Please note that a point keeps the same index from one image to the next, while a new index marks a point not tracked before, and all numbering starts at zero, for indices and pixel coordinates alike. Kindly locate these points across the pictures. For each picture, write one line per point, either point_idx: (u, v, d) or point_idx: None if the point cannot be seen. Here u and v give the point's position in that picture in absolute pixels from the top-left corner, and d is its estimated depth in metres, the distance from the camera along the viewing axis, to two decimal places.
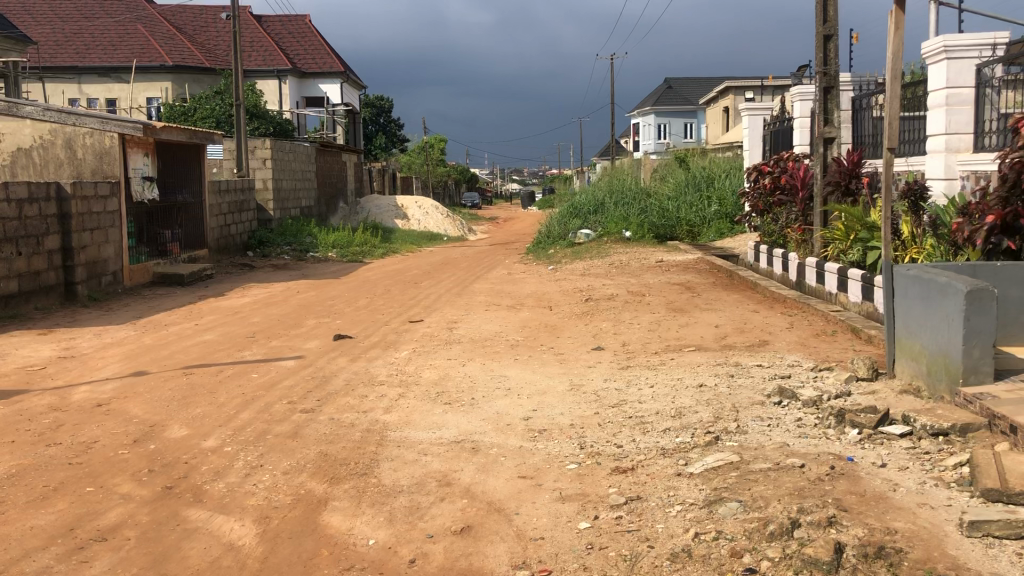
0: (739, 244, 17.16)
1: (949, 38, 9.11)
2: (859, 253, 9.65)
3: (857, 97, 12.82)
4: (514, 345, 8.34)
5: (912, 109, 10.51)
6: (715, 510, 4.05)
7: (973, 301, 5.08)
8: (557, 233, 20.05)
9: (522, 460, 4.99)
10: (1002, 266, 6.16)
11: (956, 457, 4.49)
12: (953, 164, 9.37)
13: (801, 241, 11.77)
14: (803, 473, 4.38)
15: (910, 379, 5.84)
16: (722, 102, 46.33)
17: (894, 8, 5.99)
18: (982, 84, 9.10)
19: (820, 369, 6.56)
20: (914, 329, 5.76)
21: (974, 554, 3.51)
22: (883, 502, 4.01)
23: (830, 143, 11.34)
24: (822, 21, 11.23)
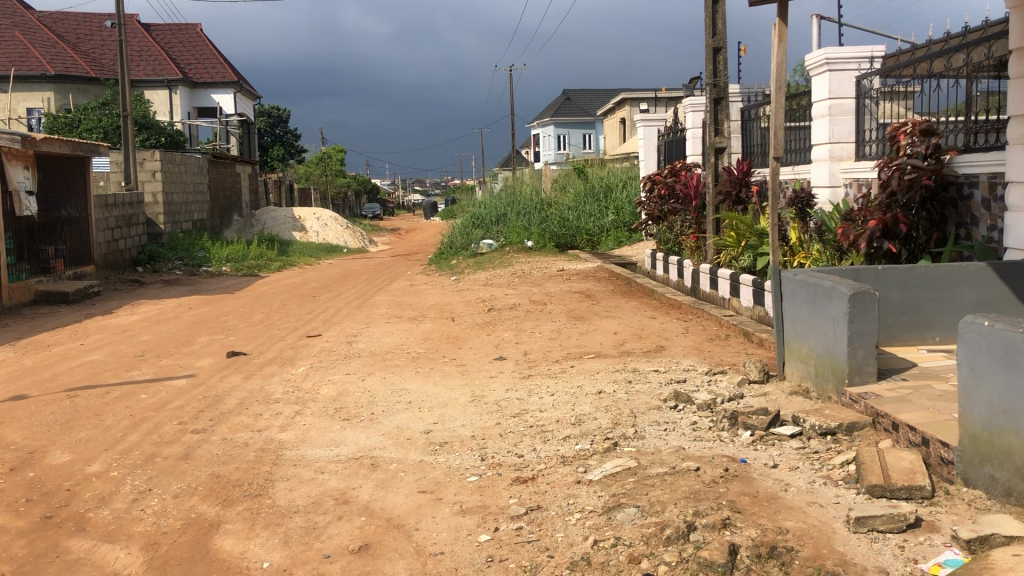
0: (636, 252, 17.44)
1: (832, 51, 9.53)
2: (749, 259, 9.95)
3: (744, 109, 13.22)
4: (414, 357, 8.27)
5: (798, 120, 10.88)
6: (614, 516, 4.09)
7: (856, 305, 5.25)
8: (459, 244, 20.05)
9: (421, 474, 4.94)
10: (883, 268, 6.39)
11: (843, 456, 4.65)
12: (836, 172, 9.70)
13: (695, 248, 12.13)
14: (699, 477, 4.45)
15: (800, 380, 6.02)
16: (618, 113, 47.19)
17: (778, 21, 6.20)
18: (862, 96, 9.43)
19: (714, 373, 6.72)
20: (802, 332, 5.95)
21: (860, 549, 3.64)
22: (774, 503, 4.12)
23: (720, 152, 11.64)
24: (712, 34, 11.51)
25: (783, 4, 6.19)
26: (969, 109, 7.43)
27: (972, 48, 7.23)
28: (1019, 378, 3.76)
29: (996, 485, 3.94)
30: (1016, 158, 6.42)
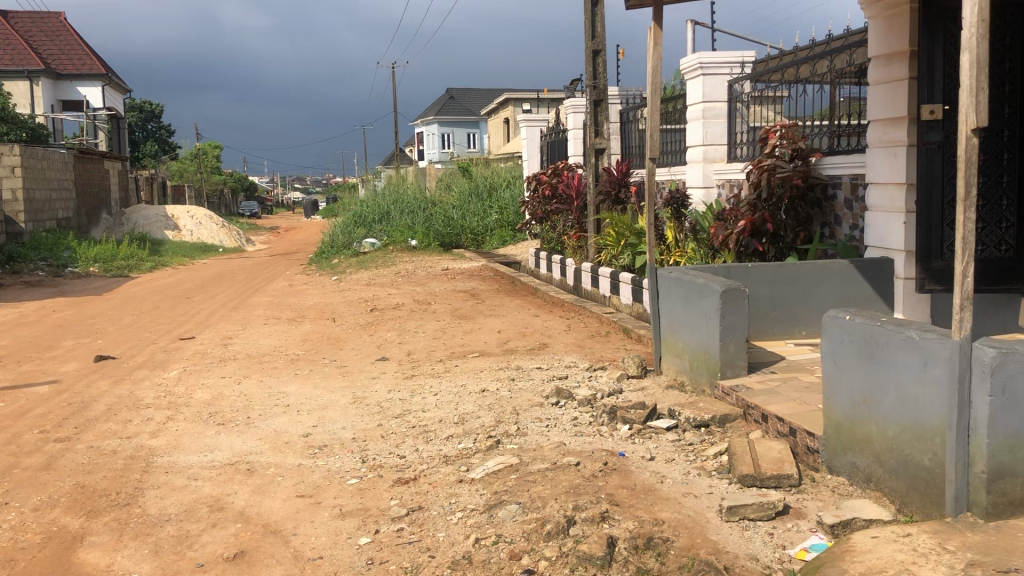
0: (520, 251, 17.57)
1: (704, 55, 9.76)
2: (628, 257, 10.17)
3: (623, 111, 13.50)
4: (294, 359, 8.10)
5: (674, 122, 11.18)
6: (495, 514, 4.10)
7: (728, 301, 5.43)
8: (341, 243, 19.76)
9: (300, 478, 4.83)
10: (753, 265, 6.65)
11: (716, 447, 4.80)
12: (709, 174, 10.04)
13: (577, 247, 12.30)
14: (578, 471, 4.52)
15: (675, 375, 6.19)
16: (501, 113, 47.47)
17: (653, 25, 6.34)
18: (733, 100, 9.73)
19: (594, 369, 6.83)
20: (677, 327, 6.12)
21: (732, 538, 3.77)
22: (651, 495, 4.22)
23: (600, 153, 11.84)
24: (591, 37, 11.71)
25: (659, 8, 6.34)
26: (831, 115, 7.77)
27: (836, 55, 7.58)
28: (877, 369, 3.96)
29: (857, 472, 4.14)
30: (876, 160, 6.75)
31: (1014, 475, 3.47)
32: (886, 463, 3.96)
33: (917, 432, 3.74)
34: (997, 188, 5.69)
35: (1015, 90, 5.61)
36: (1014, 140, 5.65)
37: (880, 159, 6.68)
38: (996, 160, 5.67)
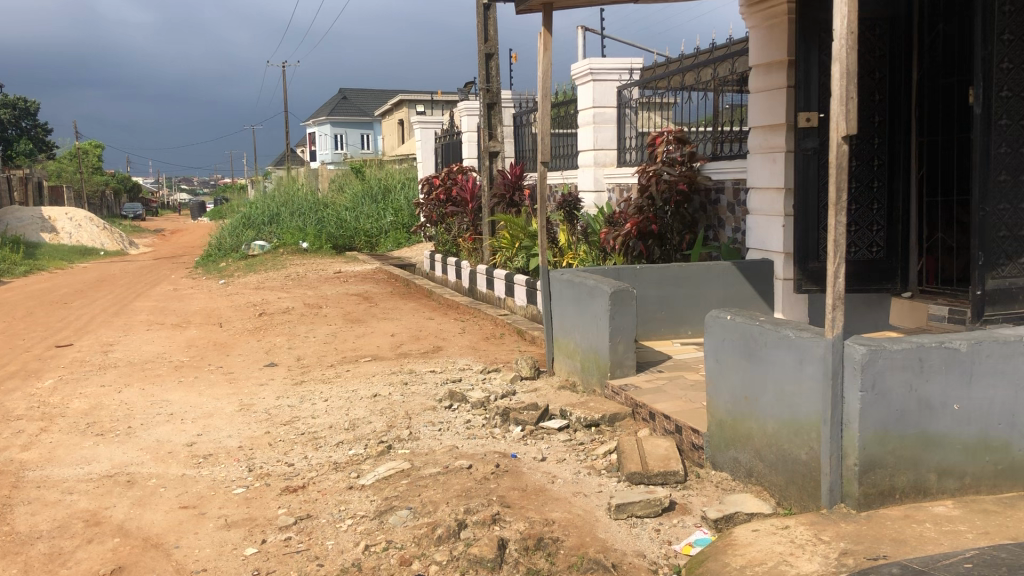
0: (415, 254, 17.47)
1: (595, 61, 10.00)
2: (523, 260, 10.22)
3: (516, 114, 13.60)
4: (178, 366, 7.84)
5: (565, 126, 11.34)
6: (386, 520, 4.06)
7: (616, 302, 5.52)
8: (228, 246, 19.26)
9: (183, 489, 4.68)
10: (640, 267, 6.79)
11: (606, 446, 4.88)
12: (600, 178, 10.20)
13: (472, 249, 12.31)
14: (470, 474, 4.52)
15: (567, 375, 6.27)
16: (395, 114, 47.17)
17: (542, 30, 6.40)
18: (623, 105, 9.91)
19: (488, 371, 6.85)
20: (568, 328, 6.19)
21: (620, 535, 3.84)
22: (542, 495, 4.25)
23: (494, 156, 11.88)
24: (484, 40, 11.76)
25: (547, 14, 6.40)
26: (715, 121, 8.01)
27: (719, 63, 7.81)
28: (757, 367, 4.11)
29: (739, 467, 4.28)
30: (757, 165, 6.99)
31: (882, 466, 3.64)
32: (765, 458, 4.10)
33: (794, 428, 3.88)
34: (868, 192, 5.95)
35: (884, 100, 5.89)
36: (883, 147, 5.92)
37: (760, 164, 6.94)
38: (868, 165, 5.93)
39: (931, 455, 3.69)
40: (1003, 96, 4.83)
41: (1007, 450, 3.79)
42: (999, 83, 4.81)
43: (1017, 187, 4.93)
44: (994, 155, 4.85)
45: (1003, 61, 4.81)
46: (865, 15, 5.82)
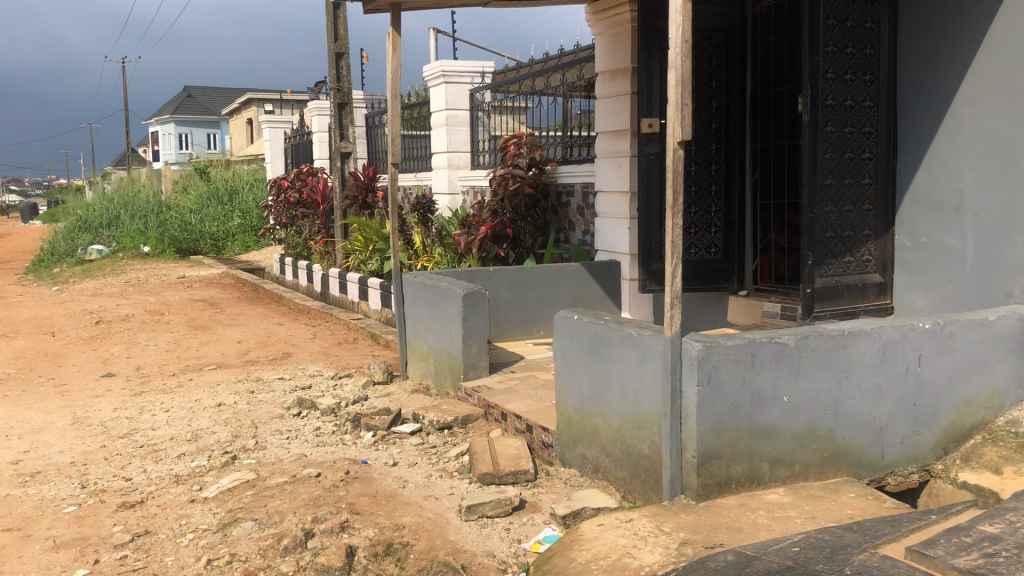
0: (265, 257, 17.00)
1: (447, 63, 9.98)
2: (377, 263, 10.07)
3: (368, 115, 13.48)
4: (3, 380, 7.33)
5: (417, 128, 11.31)
6: (229, 532, 3.93)
7: (468, 305, 5.54)
8: (62, 250, 18.17)
9: (7, 510, 4.38)
10: (493, 270, 6.82)
11: (458, 448, 4.89)
12: (454, 180, 10.23)
13: (324, 253, 12.08)
14: (318, 482, 4.44)
15: (420, 378, 6.25)
16: (243, 113, 45.77)
17: (391, 30, 6.36)
18: (475, 108, 9.95)
19: (339, 377, 6.73)
20: (421, 331, 6.17)
21: (470, 536, 3.86)
22: (392, 501, 4.22)
23: (346, 157, 11.66)
24: (334, 39, 11.59)
25: (396, 14, 6.37)
26: (565, 126, 8.16)
27: (567, 69, 7.96)
28: (601, 365, 4.22)
29: (586, 463, 4.38)
30: (604, 169, 7.18)
31: (719, 457, 3.80)
32: (611, 453, 4.21)
33: (638, 423, 4.00)
34: (707, 195, 6.20)
35: (721, 107, 6.15)
36: (720, 152, 6.18)
37: (607, 168, 7.13)
38: (706, 170, 6.17)
39: (763, 446, 3.88)
40: (827, 105, 5.11)
41: (832, 439, 4.03)
42: (824, 93, 5.09)
43: (842, 191, 5.22)
44: (821, 161, 5.12)
45: (827, 71, 5.09)
46: (703, 25, 6.06)
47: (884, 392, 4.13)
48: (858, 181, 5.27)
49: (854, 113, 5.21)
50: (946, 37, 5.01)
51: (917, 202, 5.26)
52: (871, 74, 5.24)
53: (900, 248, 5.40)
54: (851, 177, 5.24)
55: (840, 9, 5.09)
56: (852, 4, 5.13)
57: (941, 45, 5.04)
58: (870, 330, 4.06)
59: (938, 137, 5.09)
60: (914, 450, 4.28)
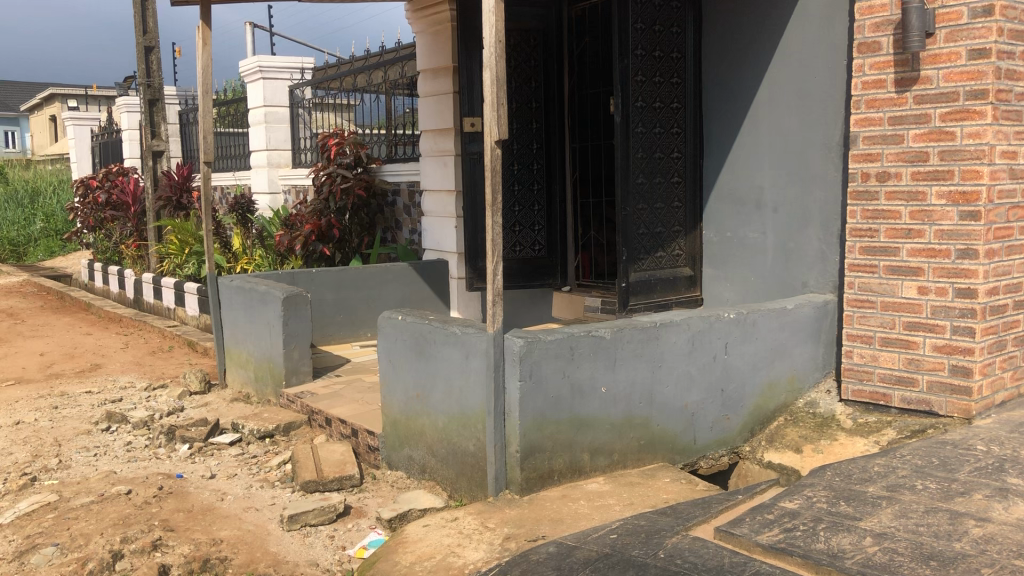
0: (71, 263, 15.93)
1: (264, 58, 9.67)
2: (194, 266, 9.67)
3: (182, 112, 12.90)
4: None
5: (236, 126, 10.91)
6: (27, 560, 3.63)
7: (289, 308, 5.38)
8: None
9: None
10: (316, 272, 6.66)
11: (280, 456, 4.75)
12: (274, 179, 9.94)
13: (136, 257, 11.44)
14: (127, 501, 4.19)
15: (240, 386, 6.03)
16: (46, 111, 42.73)
17: (201, 24, 6.10)
18: (295, 105, 9.71)
19: (152, 388, 6.39)
20: (239, 337, 5.95)
21: (293, 546, 3.75)
22: (209, 515, 4.05)
23: (158, 156, 11.09)
24: (142, 32, 11.01)
25: (206, 6, 6.11)
26: (388, 124, 8.08)
27: (388, 67, 7.91)
28: (426, 365, 4.20)
29: (413, 464, 4.35)
30: (428, 168, 7.17)
31: (541, 450, 3.85)
32: (437, 453, 4.20)
33: (462, 421, 4.01)
34: (529, 193, 6.35)
35: (540, 108, 6.32)
36: (540, 151, 6.35)
37: (432, 167, 7.11)
38: (527, 169, 6.33)
39: (584, 437, 3.97)
40: (639, 106, 5.31)
41: (647, 426, 4.18)
42: (635, 94, 5.28)
43: (653, 189, 5.44)
44: (633, 161, 5.32)
45: (638, 74, 5.28)
46: (520, 27, 6.19)
47: (693, 379, 4.33)
48: (669, 180, 5.52)
49: (663, 114, 5.44)
50: (745, 42, 5.29)
51: (723, 198, 5.56)
52: (677, 77, 5.49)
53: (708, 243, 5.68)
54: (662, 176, 5.48)
55: (648, 14, 5.30)
56: (659, 9, 5.34)
57: (740, 51, 5.33)
58: (680, 321, 4.24)
59: (740, 136, 5.38)
60: (723, 434, 4.50)
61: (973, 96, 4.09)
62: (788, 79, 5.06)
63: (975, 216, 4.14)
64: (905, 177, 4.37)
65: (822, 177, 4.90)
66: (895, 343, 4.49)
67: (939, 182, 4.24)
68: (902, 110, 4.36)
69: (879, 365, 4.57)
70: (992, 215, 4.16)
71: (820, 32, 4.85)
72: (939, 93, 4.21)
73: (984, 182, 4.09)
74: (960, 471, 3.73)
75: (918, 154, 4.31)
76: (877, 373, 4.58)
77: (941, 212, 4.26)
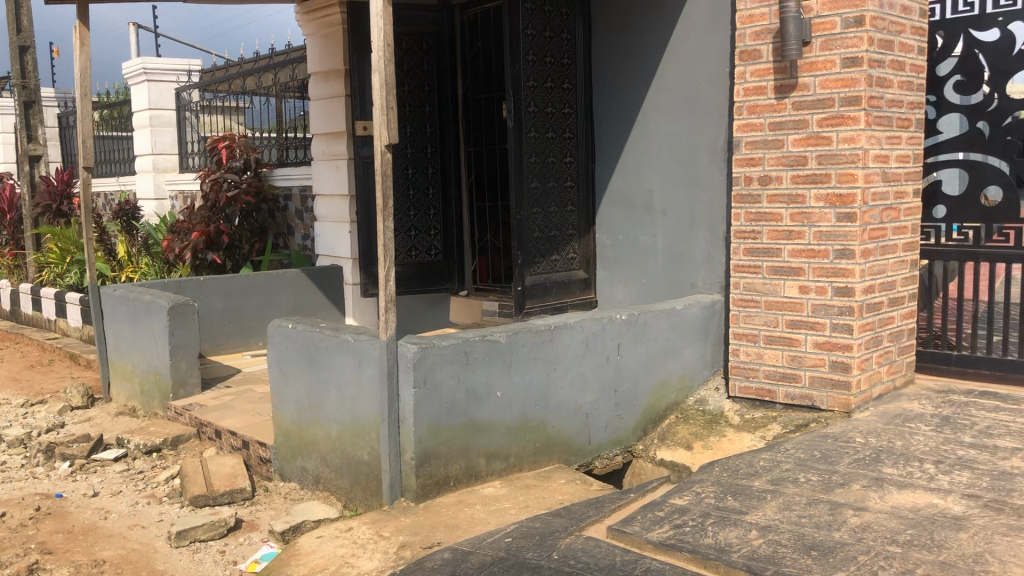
0: None
1: (148, 60, 9.33)
2: (76, 275, 9.31)
3: (61, 115, 12.35)
4: None
5: (119, 129, 10.53)
6: None
7: (176, 318, 5.22)
8: None
9: None
10: (204, 279, 6.50)
11: (168, 471, 4.60)
12: (161, 185, 9.65)
13: (13, 267, 10.92)
14: (1, 524, 3.99)
15: (125, 400, 5.82)
16: None
17: (78, 24, 5.87)
18: (182, 108, 9.46)
19: (30, 404, 6.10)
20: (124, 349, 5.75)
21: (180, 564, 3.64)
22: (91, 535, 3.89)
23: (35, 161, 10.57)
24: (16, 31, 10.49)
25: (83, 6, 5.89)
26: (279, 127, 7.92)
27: (279, 69, 7.80)
28: (318, 374, 4.13)
29: (306, 475, 4.28)
30: (320, 172, 7.07)
31: (437, 457, 3.83)
32: (331, 463, 4.13)
33: (356, 430, 3.96)
34: (424, 198, 6.28)
35: (433, 112, 6.27)
36: (435, 156, 6.30)
37: (324, 171, 7.01)
38: (422, 173, 6.26)
39: (479, 441, 3.97)
40: (531, 111, 5.34)
41: (542, 429, 4.21)
42: (527, 100, 5.31)
43: (547, 194, 5.50)
44: (527, 165, 5.35)
45: (530, 79, 5.32)
46: (413, 30, 6.13)
47: (587, 381, 4.38)
48: (562, 185, 5.58)
49: (555, 119, 5.50)
50: (632, 49, 5.41)
51: (614, 202, 5.66)
52: (569, 83, 5.56)
53: (601, 246, 5.78)
54: (556, 180, 5.54)
55: (539, 20, 5.34)
56: (549, 15, 5.39)
57: (629, 58, 5.43)
58: (573, 323, 4.29)
59: (630, 141, 5.50)
60: (617, 434, 4.58)
61: (847, 102, 4.26)
62: (675, 86, 5.18)
63: (851, 217, 4.31)
64: (785, 181, 4.53)
65: (708, 181, 5.04)
66: (779, 341, 4.65)
67: (817, 185, 4.41)
68: (781, 116, 4.51)
69: (764, 362, 4.73)
70: (867, 216, 4.35)
71: (705, 40, 4.98)
72: (816, 99, 4.37)
73: (858, 185, 4.27)
74: (840, 463, 3.88)
75: (797, 158, 4.47)
76: (763, 370, 4.73)
77: (819, 214, 4.42)
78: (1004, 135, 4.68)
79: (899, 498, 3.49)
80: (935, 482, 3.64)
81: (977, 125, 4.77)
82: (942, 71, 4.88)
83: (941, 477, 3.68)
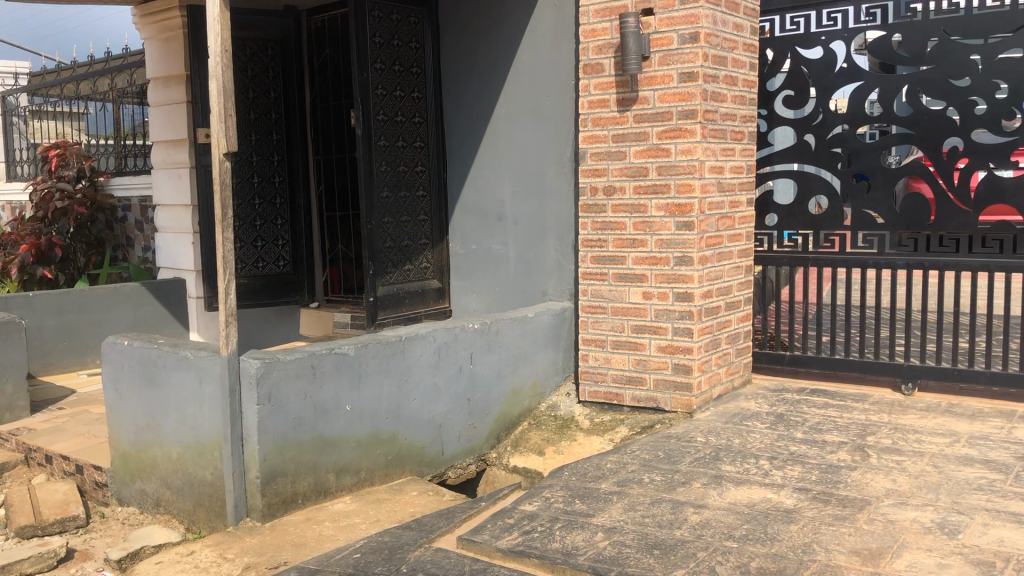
0: None
1: None
2: None
3: None
4: None
5: None
6: None
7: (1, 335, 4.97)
8: None
9: None
10: (34, 296, 6.14)
11: None
12: None
13: None
14: None
15: None
16: None
17: None
18: (7, 113, 8.90)
19: None
20: None
21: None
22: None
23: None
24: None
25: None
26: (117, 134, 7.55)
27: (116, 74, 7.41)
28: (156, 393, 3.96)
29: (145, 499, 4.09)
30: (160, 181, 6.79)
31: (284, 474, 3.73)
32: (172, 485, 3.97)
33: (198, 450, 3.82)
34: (271, 208, 6.13)
35: (280, 119, 6.12)
36: (282, 164, 6.16)
37: (165, 180, 6.75)
38: (269, 182, 6.10)
39: (328, 457, 3.90)
40: (380, 120, 5.30)
41: (395, 442, 4.18)
42: (376, 108, 5.27)
43: (398, 203, 5.47)
44: (376, 174, 5.30)
45: (378, 87, 5.28)
46: (258, 36, 5.99)
47: (439, 391, 4.38)
48: (413, 194, 5.57)
49: (405, 128, 5.49)
50: (480, 59, 5.46)
51: (466, 211, 5.69)
52: (418, 92, 5.56)
53: (454, 254, 5.80)
54: (407, 190, 5.52)
55: (386, 28, 5.31)
56: (397, 24, 5.37)
57: (477, 68, 5.48)
58: (424, 334, 4.28)
59: (480, 151, 5.54)
60: (470, 442, 4.60)
61: (684, 115, 4.43)
62: (523, 97, 5.26)
63: (689, 226, 4.48)
64: (628, 191, 4.67)
65: (556, 190, 5.14)
66: (625, 345, 4.79)
67: (657, 195, 4.56)
68: (623, 128, 4.66)
69: (611, 366, 4.86)
70: (704, 224, 4.53)
71: (550, 52, 5.08)
72: (656, 112, 4.53)
73: (696, 196, 4.44)
74: (682, 463, 4.02)
75: (639, 169, 4.62)
76: (610, 374, 4.86)
77: (660, 223, 4.58)
78: (828, 148, 4.99)
79: (735, 494, 3.65)
80: (769, 478, 3.82)
81: (805, 137, 5.06)
82: (772, 86, 5.15)
83: (775, 473, 3.87)
